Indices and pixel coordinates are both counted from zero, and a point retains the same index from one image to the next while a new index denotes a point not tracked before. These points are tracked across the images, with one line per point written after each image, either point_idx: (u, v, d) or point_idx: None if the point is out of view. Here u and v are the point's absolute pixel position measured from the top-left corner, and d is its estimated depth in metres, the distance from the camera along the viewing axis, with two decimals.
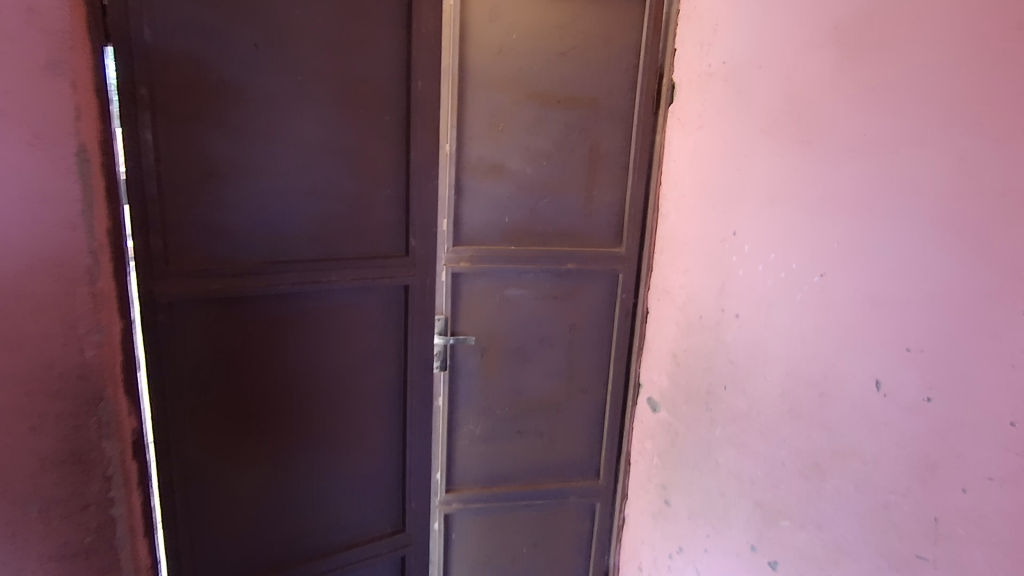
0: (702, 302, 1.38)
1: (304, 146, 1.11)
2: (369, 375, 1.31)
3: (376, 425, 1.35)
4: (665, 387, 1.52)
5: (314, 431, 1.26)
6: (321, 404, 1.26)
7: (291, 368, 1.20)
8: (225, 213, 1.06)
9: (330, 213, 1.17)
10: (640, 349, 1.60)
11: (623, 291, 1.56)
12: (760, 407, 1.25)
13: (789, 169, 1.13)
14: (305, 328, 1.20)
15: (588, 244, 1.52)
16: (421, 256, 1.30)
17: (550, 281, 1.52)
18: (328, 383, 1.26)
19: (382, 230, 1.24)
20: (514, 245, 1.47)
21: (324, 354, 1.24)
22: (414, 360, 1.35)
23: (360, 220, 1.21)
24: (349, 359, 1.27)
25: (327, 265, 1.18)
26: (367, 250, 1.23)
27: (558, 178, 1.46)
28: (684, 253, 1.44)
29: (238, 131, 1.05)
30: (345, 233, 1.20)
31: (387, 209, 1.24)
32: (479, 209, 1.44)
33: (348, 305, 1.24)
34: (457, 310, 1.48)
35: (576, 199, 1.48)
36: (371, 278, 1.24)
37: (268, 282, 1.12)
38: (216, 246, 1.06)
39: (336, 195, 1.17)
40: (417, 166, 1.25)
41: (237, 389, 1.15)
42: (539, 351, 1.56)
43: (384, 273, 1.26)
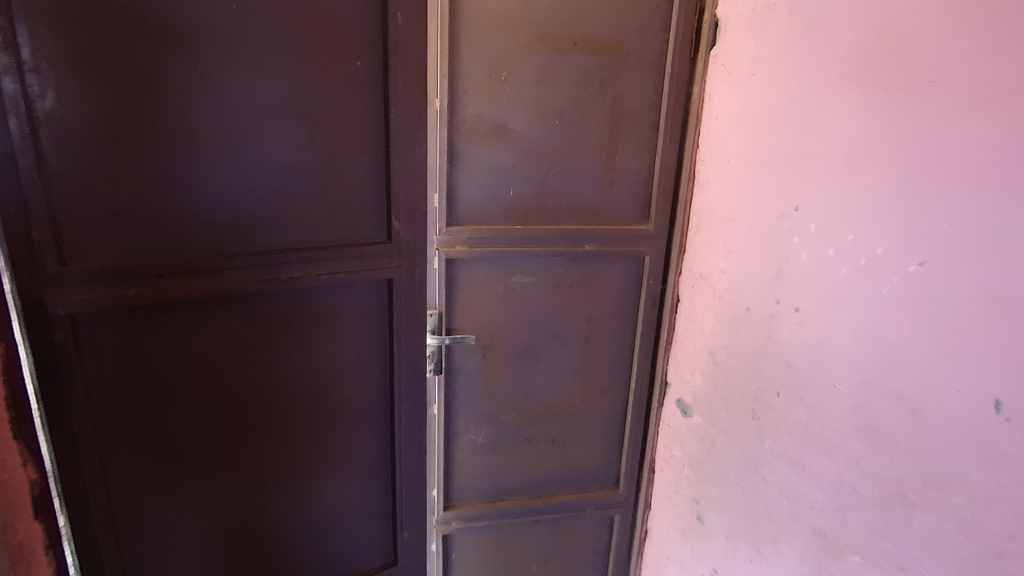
0: (750, 291, 1.15)
1: (246, 101, 0.84)
2: (346, 389, 1.07)
3: (358, 446, 1.11)
4: (700, 389, 1.30)
5: (280, 460, 1.03)
6: (289, 427, 1.02)
7: (246, 388, 0.96)
8: (141, 194, 0.79)
9: (283, 189, 0.90)
10: (667, 344, 1.37)
11: (649, 277, 1.31)
12: (824, 421, 1.01)
13: (878, 125, 0.87)
14: (263, 338, 0.96)
15: (607, 222, 1.26)
16: (407, 241, 1.04)
17: (562, 267, 1.27)
18: (296, 402, 1.02)
19: (353, 210, 0.98)
20: (520, 224, 1.22)
21: (288, 366, 0.99)
22: (401, 368, 1.11)
23: (326, 197, 0.95)
24: (320, 371, 1.03)
25: (286, 259, 0.93)
26: (337, 236, 0.97)
27: (571, 141, 1.19)
28: (727, 232, 1.18)
29: (150, 80, 0.77)
30: (307, 215, 0.93)
31: (360, 182, 0.97)
32: (478, 181, 1.18)
33: (316, 306, 0.99)
34: (452, 303, 1.23)
35: (593, 167, 1.22)
36: (344, 273, 0.99)
37: (208, 282, 0.87)
38: (130, 238, 0.80)
39: (293, 167, 0.90)
40: (396, 127, 0.98)
41: (177, 417, 0.91)
42: (549, 348, 1.33)
43: (361, 266, 1.00)
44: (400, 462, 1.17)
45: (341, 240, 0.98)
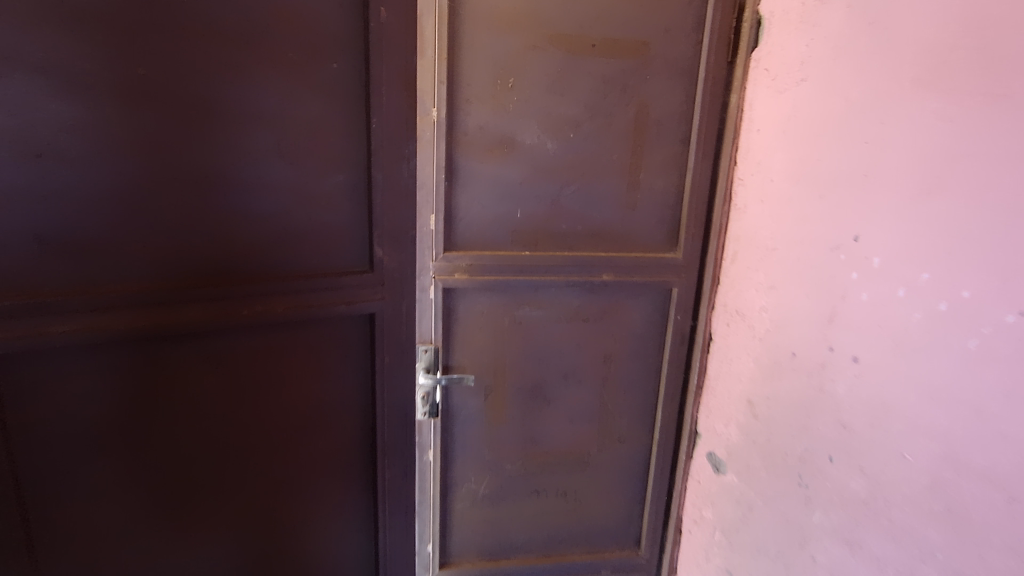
0: (796, 334, 0.97)
1: (197, 107, 0.72)
2: (322, 437, 0.93)
3: (335, 502, 0.97)
4: (735, 443, 1.12)
5: (245, 519, 0.89)
6: (256, 480, 0.89)
7: (203, 436, 0.83)
8: (70, 215, 0.68)
9: (245, 210, 0.78)
10: (697, 389, 1.20)
11: (677, 311, 1.15)
12: (888, 496, 0.82)
13: (955, 140, 0.69)
14: (224, 380, 0.83)
15: (628, 248, 1.10)
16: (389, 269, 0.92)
17: (577, 299, 1.12)
18: (264, 452, 0.89)
19: (329, 235, 0.85)
20: (529, 249, 1.07)
21: (254, 411, 0.86)
22: (385, 413, 0.97)
23: (297, 219, 0.82)
24: (291, 417, 0.90)
25: (247, 291, 0.80)
26: (309, 263, 0.84)
27: (586, 156, 1.05)
28: (770, 263, 1.01)
29: (81, 82, 0.66)
30: (274, 239, 0.81)
31: (337, 204, 0.85)
32: (481, 200, 1.04)
33: (285, 343, 0.86)
34: (450, 337, 1.10)
35: (613, 185, 1.07)
36: (317, 306, 0.86)
37: (152, 317, 0.75)
38: (57, 264, 0.69)
39: (256, 184, 0.78)
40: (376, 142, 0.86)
41: (120, 470, 0.78)
42: (562, 390, 1.17)
43: (337, 298, 0.87)
44: (385, 518, 1.02)
45: (314, 268, 0.85)
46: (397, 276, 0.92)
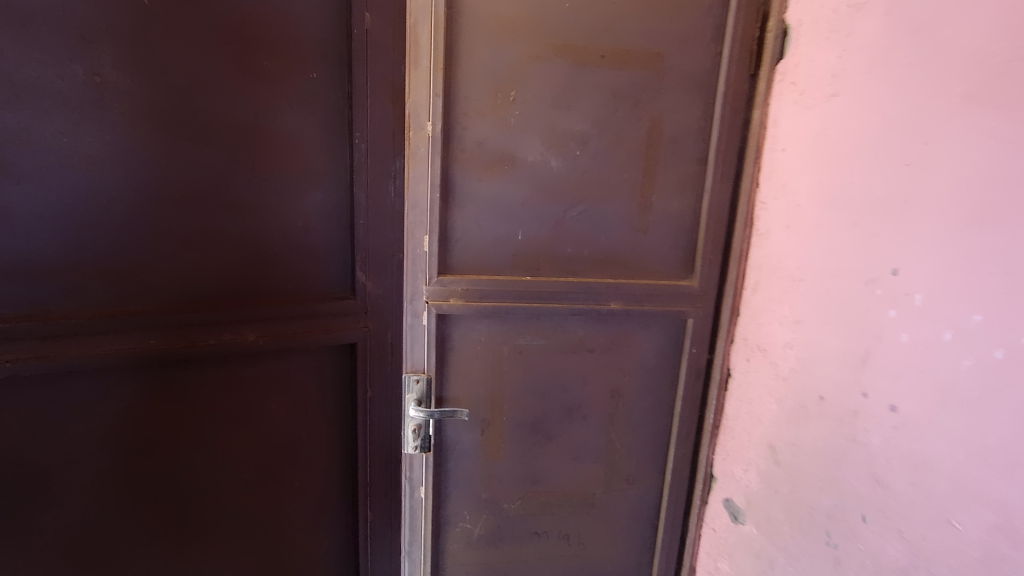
0: (824, 375, 0.87)
1: (185, 139, 0.74)
2: (303, 461, 0.95)
3: (316, 522, 1.00)
4: (756, 491, 1.02)
5: (227, 546, 0.89)
6: (237, 508, 0.89)
7: (185, 466, 0.83)
8: (29, 232, 0.67)
9: (230, 242, 0.81)
10: (714, 429, 1.09)
11: (693, 344, 1.05)
12: (931, 568, 0.70)
13: (1013, 162, 0.59)
14: (205, 410, 0.83)
15: (638, 275, 1.02)
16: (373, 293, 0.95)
17: (582, 328, 1.03)
18: (245, 479, 0.89)
19: (310, 262, 0.89)
20: (530, 274, 0.99)
21: (235, 440, 0.87)
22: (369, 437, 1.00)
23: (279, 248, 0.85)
24: (273, 443, 0.91)
25: (231, 320, 0.81)
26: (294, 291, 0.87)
27: (592, 175, 0.97)
28: (795, 295, 0.91)
29: (51, 105, 0.66)
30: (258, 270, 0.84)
31: (326, 228, 0.90)
32: (479, 221, 0.96)
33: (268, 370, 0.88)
34: (445, 366, 1.02)
35: (622, 206, 0.99)
36: (301, 335, 0.88)
37: (118, 344, 0.73)
38: (38, 295, 0.68)
39: (242, 212, 0.81)
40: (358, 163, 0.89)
41: (98, 505, 0.77)
42: (564, 426, 1.08)
43: (321, 326, 0.90)
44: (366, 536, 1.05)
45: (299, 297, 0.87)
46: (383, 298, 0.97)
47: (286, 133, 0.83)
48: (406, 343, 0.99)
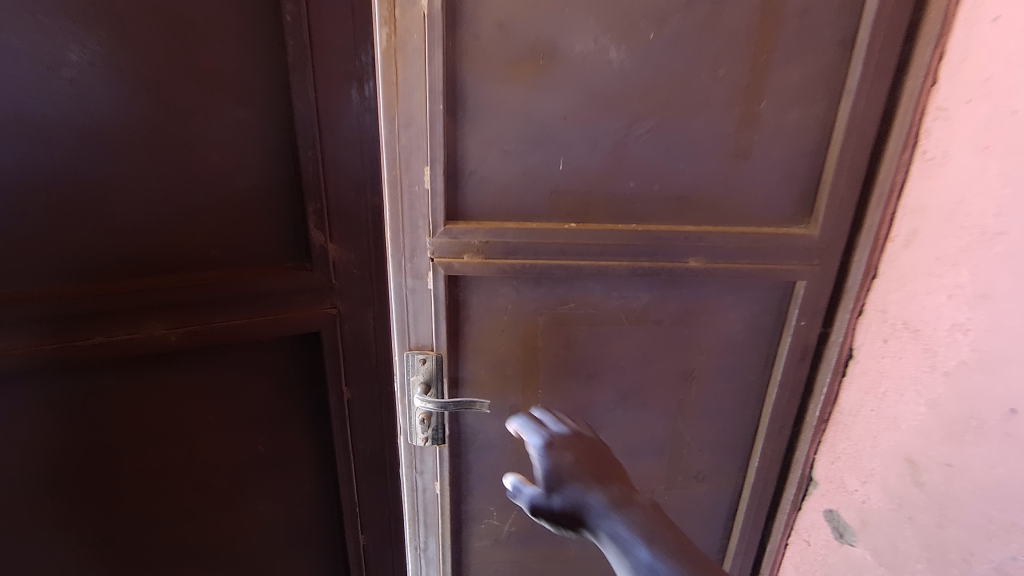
0: (1018, 380, 0.56)
1: (97, 96, 0.75)
2: (264, 431, 1.01)
3: (289, 486, 1.07)
4: (876, 511, 0.75)
5: (192, 512, 0.98)
6: (199, 478, 0.98)
7: (140, 440, 0.91)
8: None
9: (164, 222, 0.83)
10: (819, 425, 0.82)
11: (802, 315, 0.76)
12: None
13: None
14: (154, 389, 0.89)
15: (730, 222, 0.71)
16: (339, 263, 0.95)
17: (643, 293, 0.76)
18: (205, 451, 0.97)
19: (255, 234, 0.90)
20: (572, 222, 0.71)
21: (189, 415, 0.94)
22: (345, 414, 1.04)
23: (218, 226, 0.87)
24: (231, 416, 0.97)
25: (161, 307, 0.83)
26: (233, 275, 0.88)
27: (669, 70, 0.64)
28: (982, 257, 0.59)
29: None
30: (196, 253, 0.86)
31: (269, 181, 0.89)
32: (502, 145, 0.67)
33: (216, 353, 0.92)
34: (460, 341, 0.78)
35: (715, 119, 0.66)
36: (241, 320, 0.89)
37: (97, 328, 0.81)
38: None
39: (174, 177, 0.82)
40: (310, 110, 0.85)
41: (57, 472, 0.86)
42: (616, 415, 0.84)
43: (266, 310, 0.91)
44: (352, 511, 1.13)
45: (237, 282, 0.87)
46: (352, 262, 0.96)
47: (206, 93, 0.81)
48: (406, 313, 0.75)
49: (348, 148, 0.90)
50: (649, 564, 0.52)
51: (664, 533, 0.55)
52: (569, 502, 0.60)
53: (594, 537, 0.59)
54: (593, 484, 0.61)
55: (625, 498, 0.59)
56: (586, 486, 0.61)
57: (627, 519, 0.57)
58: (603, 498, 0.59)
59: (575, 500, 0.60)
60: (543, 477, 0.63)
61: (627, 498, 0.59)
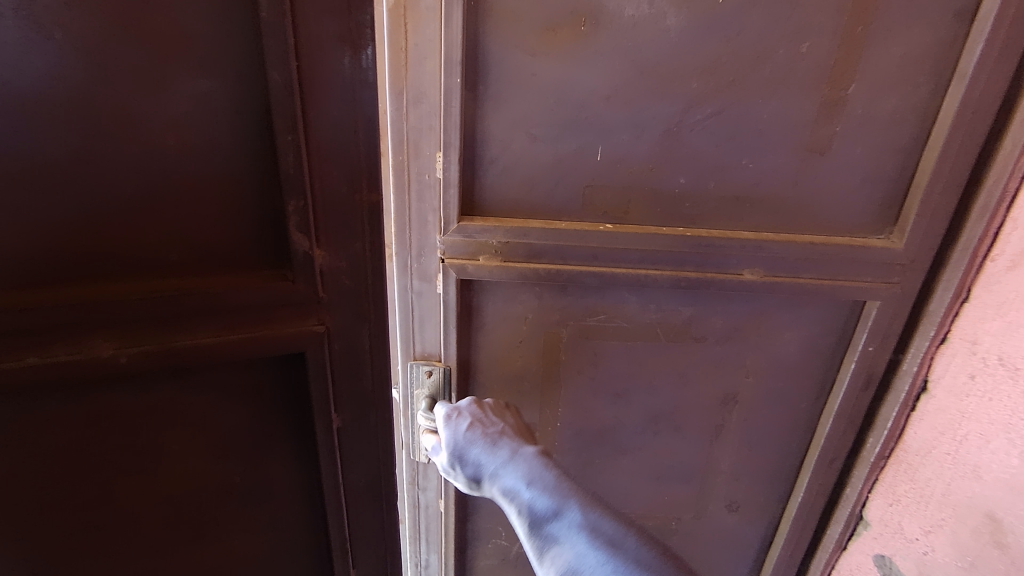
0: None
1: (16, 58, 0.42)
2: (236, 477, 0.66)
3: (276, 541, 0.71)
4: (941, 565, 0.64)
5: None
6: (158, 536, 0.64)
7: (46, 496, 0.57)
8: None
9: (79, 218, 0.48)
10: (877, 462, 0.72)
11: (870, 339, 0.65)
12: None
13: None
14: (44, 446, 0.55)
15: (796, 229, 0.60)
16: (328, 274, 0.58)
17: (685, 306, 0.65)
18: (159, 499, 0.63)
19: (184, 253, 0.53)
20: (608, 223, 0.60)
21: (109, 468, 0.59)
22: (335, 464, 0.68)
23: (127, 240, 0.50)
24: (191, 460, 0.62)
25: (2, 338, 0.47)
26: (174, 288, 0.52)
27: (739, 43, 0.53)
28: None
29: None
30: (124, 265, 0.51)
31: (219, 162, 0.51)
32: (530, 128, 0.56)
33: (162, 385, 0.57)
34: (471, 351, 0.68)
35: (790, 105, 0.55)
36: (185, 348, 0.54)
37: None
38: None
39: (92, 149, 0.47)
40: (290, 85, 0.49)
41: None
42: (645, 436, 0.74)
43: (228, 332, 0.55)
44: None
45: (184, 292, 0.52)
46: (347, 271, 0.59)
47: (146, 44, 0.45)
48: (412, 320, 0.65)
49: (347, 131, 0.53)
50: (530, 503, 0.52)
51: (545, 471, 0.54)
52: (468, 466, 0.59)
53: (491, 492, 0.58)
54: (489, 441, 0.59)
55: (516, 447, 0.58)
56: (481, 447, 0.59)
57: (514, 463, 0.56)
58: (494, 452, 0.58)
59: (471, 461, 0.59)
60: (443, 448, 0.61)
61: (518, 448, 0.58)
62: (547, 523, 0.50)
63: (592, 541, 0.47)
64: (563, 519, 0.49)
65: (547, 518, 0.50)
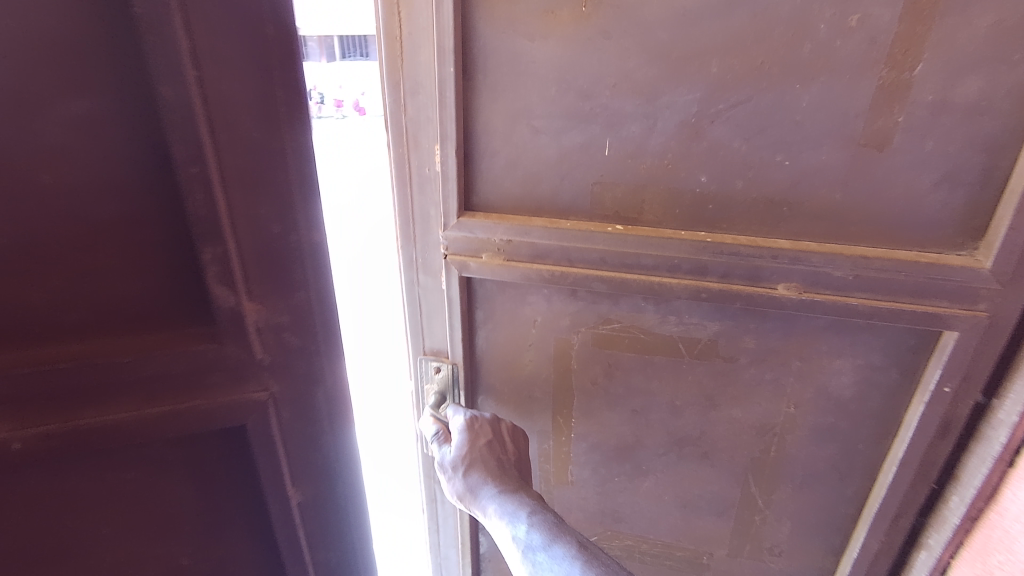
0: None
1: None
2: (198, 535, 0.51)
3: None
4: None
5: None
6: None
7: None
8: None
9: None
10: (960, 524, 0.58)
11: (946, 377, 0.53)
12: None
13: None
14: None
15: (847, 239, 0.50)
16: (264, 329, 0.44)
17: (711, 321, 0.58)
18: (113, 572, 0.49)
19: (120, 302, 0.40)
20: (620, 224, 0.55)
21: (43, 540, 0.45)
22: (306, 560, 0.54)
23: (42, 291, 0.38)
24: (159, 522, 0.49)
25: None
26: (81, 353, 0.40)
27: (770, 18, 0.44)
28: None
29: None
30: (31, 325, 0.39)
31: (127, 194, 0.37)
32: (531, 119, 0.52)
33: (105, 466, 0.45)
34: (481, 351, 0.66)
35: (836, 92, 0.45)
36: (109, 416, 0.42)
37: None
38: None
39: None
40: (188, 102, 0.35)
41: None
42: (669, 459, 0.67)
43: (155, 399, 0.43)
44: None
45: (103, 357, 0.40)
46: (289, 324, 0.45)
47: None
48: (420, 314, 0.64)
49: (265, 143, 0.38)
50: (526, 533, 0.55)
51: (544, 509, 0.58)
52: (468, 479, 0.61)
53: (481, 515, 0.61)
54: (493, 470, 0.61)
55: (514, 484, 0.61)
56: (485, 472, 0.61)
57: (514, 496, 0.59)
58: (496, 480, 0.60)
59: (474, 481, 0.61)
60: (452, 451, 0.61)
61: (519, 486, 0.61)
62: (541, 552, 0.54)
63: (585, 571, 0.51)
64: (556, 550, 0.53)
65: (540, 548, 0.54)
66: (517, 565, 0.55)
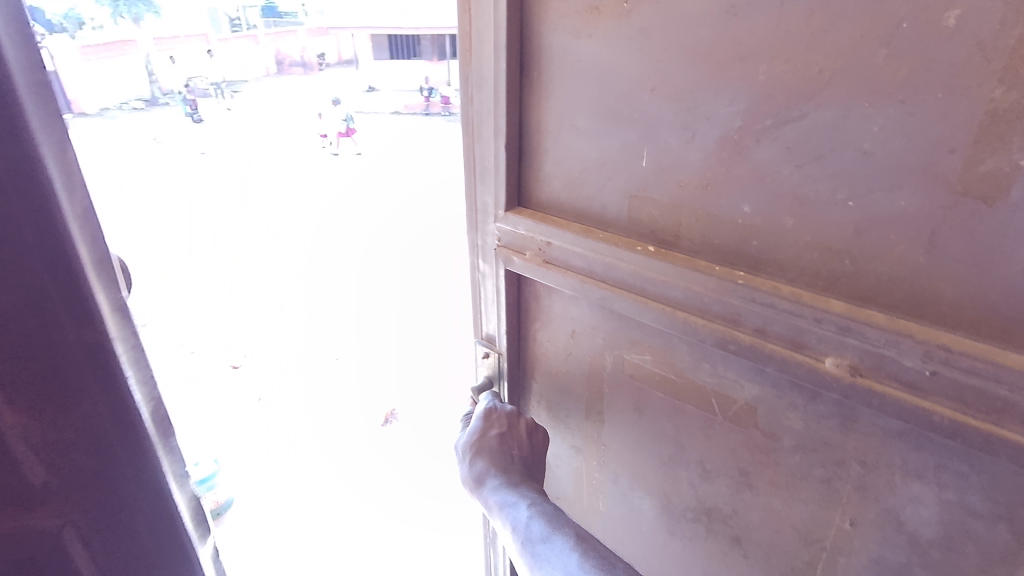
0: None
1: None
2: None
3: None
4: None
5: None
6: None
7: None
8: None
9: None
10: None
11: None
12: None
13: None
14: None
15: (931, 319, 0.37)
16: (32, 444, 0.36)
17: (750, 382, 0.47)
18: None
19: None
20: (653, 245, 0.49)
21: None
22: None
23: None
24: None
25: None
26: None
27: (832, 13, 0.34)
28: None
29: None
30: None
31: None
32: (576, 121, 0.50)
33: None
34: (528, 348, 0.67)
35: (922, 114, 0.33)
36: None
37: None
38: None
39: None
40: None
41: None
42: (698, 529, 0.58)
43: None
44: None
45: None
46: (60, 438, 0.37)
47: None
48: (479, 299, 0.68)
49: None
50: (526, 523, 0.54)
51: (545, 502, 0.57)
52: (474, 466, 0.61)
53: (483, 506, 0.60)
54: (497, 464, 0.61)
55: (519, 479, 0.60)
56: (489, 465, 0.61)
57: (518, 488, 0.59)
58: (499, 475, 0.60)
59: (480, 471, 0.61)
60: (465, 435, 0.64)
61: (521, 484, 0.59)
62: (539, 544, 0.52)
63: (581, 564, 0.48)
64: (554, 542, 0.51)
65: (538, 540, 0.52)
66: (517, 557, 0.53)
